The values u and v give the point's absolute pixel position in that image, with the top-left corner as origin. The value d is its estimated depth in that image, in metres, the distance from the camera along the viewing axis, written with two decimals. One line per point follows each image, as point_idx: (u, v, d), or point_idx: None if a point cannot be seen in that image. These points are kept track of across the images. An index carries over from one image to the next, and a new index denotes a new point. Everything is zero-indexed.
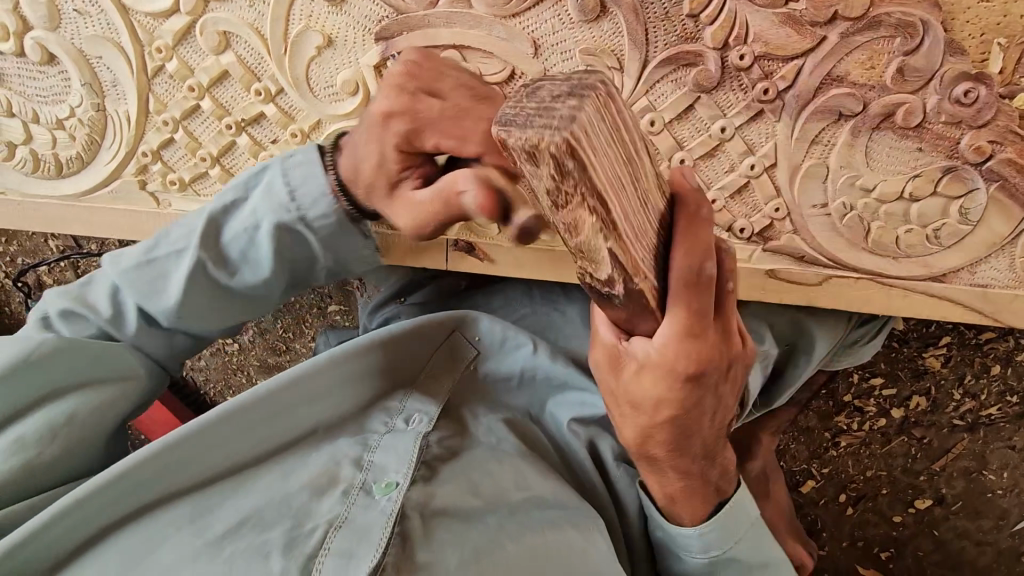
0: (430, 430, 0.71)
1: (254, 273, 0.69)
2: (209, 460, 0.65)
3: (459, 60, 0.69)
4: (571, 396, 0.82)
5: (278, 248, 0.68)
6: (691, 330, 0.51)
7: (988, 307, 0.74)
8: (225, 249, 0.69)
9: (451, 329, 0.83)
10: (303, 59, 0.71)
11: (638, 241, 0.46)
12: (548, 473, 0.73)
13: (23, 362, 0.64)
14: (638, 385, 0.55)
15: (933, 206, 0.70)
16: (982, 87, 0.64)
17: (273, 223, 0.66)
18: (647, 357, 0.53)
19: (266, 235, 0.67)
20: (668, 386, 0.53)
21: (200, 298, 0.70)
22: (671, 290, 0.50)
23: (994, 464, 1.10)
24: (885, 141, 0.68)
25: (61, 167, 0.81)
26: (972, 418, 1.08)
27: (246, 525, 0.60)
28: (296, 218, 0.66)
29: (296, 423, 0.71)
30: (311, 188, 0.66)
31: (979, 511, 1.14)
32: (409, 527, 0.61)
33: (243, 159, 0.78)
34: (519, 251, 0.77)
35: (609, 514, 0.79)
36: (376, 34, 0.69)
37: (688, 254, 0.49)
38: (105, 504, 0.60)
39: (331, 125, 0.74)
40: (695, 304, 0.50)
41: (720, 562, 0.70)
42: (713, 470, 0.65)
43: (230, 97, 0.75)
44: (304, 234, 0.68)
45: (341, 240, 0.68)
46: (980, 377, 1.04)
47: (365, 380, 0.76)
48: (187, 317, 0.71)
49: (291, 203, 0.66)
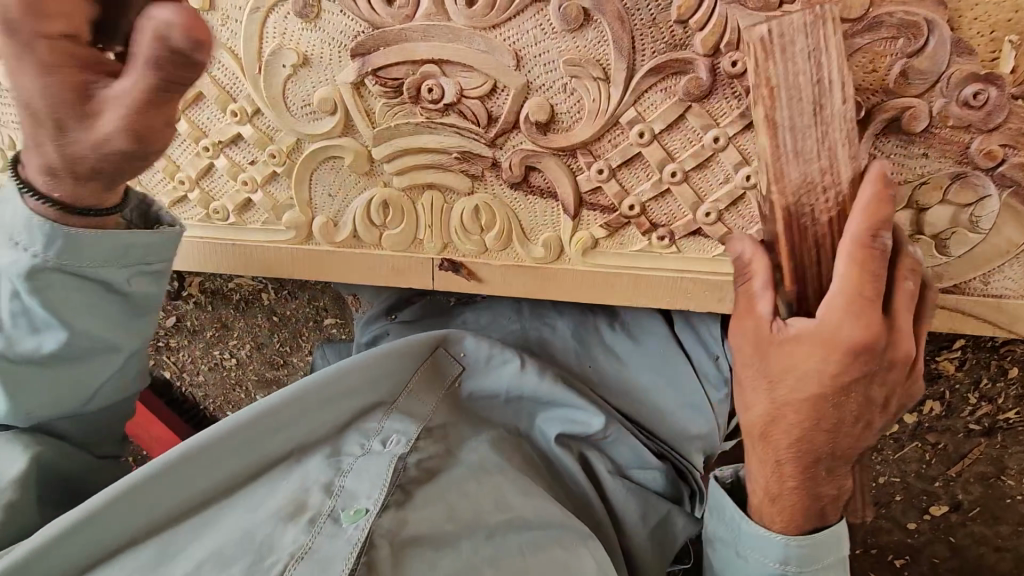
0: (407, 450, 0.69)
1: (50, 333, 0.63)
2: (182, 494, 0.63)
3: (438, 74, 0.66)
4: (558, 412, 0.80)
5: (48, 292, 0.61)
6: (865, 298, 0.49)
7: (1004, 318, 0.70)
8: (10, 328, 0.63)
9: (434, 346, 0.82)
10: (278, 78, 0.69)
11: (791, 162, 0.49)
12: (531, 492, 0.71)
13: None
14: (791, 358, 0.52)
15: (942, 214, 0.67)
16: (993, 88, 0.60)
17: (15, 276, 0.60)
18: (810, 327, 0.51)
19: (24, 291, 0.61)
20: (830, 360, 0.50)
21: (39, 382, 0.65)
22: (843, 252, 0.49)
23: (1013, 469, 1.06)
24: (889, 147, 0.65)
25: None
26: (988, 423, 1.03)
27: (210, 562, 0.58)
28: (30, 258, 0.59)
29: (269, 450, 0.69)
30: (17, 221, 0.58)
31: (998, 516, 1.11)
32: (376, 557, 0.60)
33: (222, 181, 0.76)
34: (506, 268, 0.75)
35: (608, 532, 0.77)
36: (353, 50, 0.66)
37: (874, 214, 0.48)
38: (66, 552, 0.58)
39: (312, 144, 0.72)
40: (872, 270, 0.49)
41: None
42: (826, 486, 0.59)
43: (206, 118, 0.73)
44: (51, 272, 0.61)
45: (105, 245, 0.61)
46: (996, 380, 1.00)
47: (342, 400, 0.74)
48: (35, 404, 0.65)
49: (12, 242, 0.60)
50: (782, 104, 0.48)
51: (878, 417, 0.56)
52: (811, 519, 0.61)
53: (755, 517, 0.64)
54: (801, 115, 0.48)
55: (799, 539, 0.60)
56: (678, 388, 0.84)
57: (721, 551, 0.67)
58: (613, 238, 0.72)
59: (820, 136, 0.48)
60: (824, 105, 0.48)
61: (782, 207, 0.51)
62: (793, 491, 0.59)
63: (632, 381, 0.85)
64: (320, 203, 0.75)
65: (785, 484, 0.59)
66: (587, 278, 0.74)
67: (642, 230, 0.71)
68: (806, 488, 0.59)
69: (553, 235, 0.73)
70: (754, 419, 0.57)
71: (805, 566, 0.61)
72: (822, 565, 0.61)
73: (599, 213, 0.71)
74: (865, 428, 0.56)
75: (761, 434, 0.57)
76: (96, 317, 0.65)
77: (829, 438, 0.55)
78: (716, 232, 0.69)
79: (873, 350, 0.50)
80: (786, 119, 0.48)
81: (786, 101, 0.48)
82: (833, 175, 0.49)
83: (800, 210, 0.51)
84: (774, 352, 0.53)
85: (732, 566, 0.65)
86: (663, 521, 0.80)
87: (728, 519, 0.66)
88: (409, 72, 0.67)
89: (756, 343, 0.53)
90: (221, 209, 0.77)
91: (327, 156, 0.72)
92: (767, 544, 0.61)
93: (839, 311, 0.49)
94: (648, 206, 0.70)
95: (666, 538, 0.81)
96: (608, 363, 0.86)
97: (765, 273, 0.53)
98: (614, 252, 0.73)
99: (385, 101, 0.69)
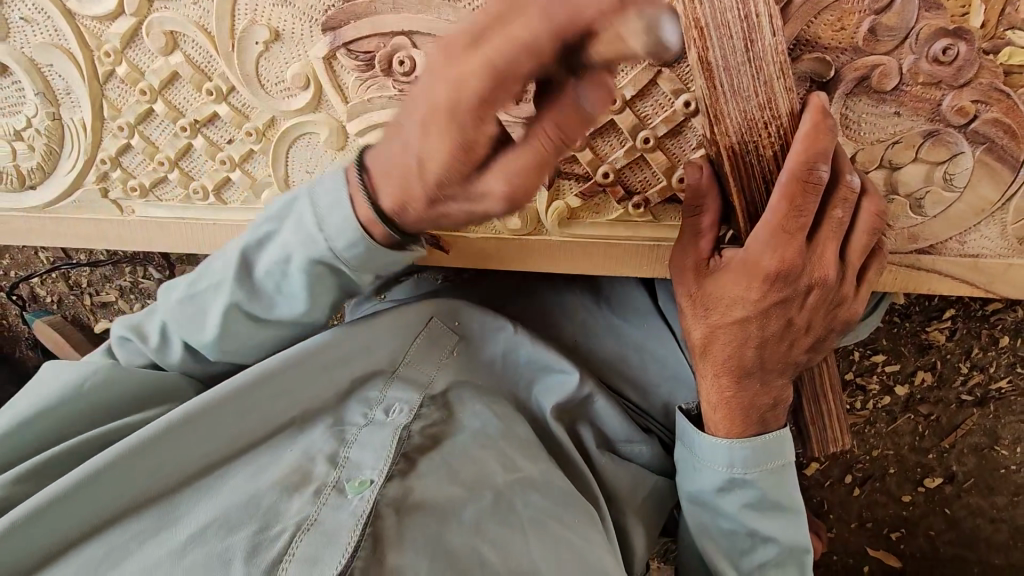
0: (412, 419, 0.69)
1: (292, 308, 0.65)
2: (183, 460, 0.64)
3: (409, 46, 0.66)
4: (551, 381, 0.79)
5: (311, 282, 0.63)
6: (787, 231, 0.55)
7: (980, 278, 0.71)
8: (261, 286, 0.65)
9: (429, 316, 0.77)
10: (252, 56, 0.69)
11: (729, 101, 0.55)
12: (536, 453, 0.72)
13: (70, 395, 0.68)
14: (720, 286, 0.60)
15: (916, 172, 0.66)
16: (962, 43, 0.60)
17: (304, 256, 0.61)
18: (738, 257, 0.58)
19: (298, 269, 0.62)
20: (748, 285, 0.58)
21: (242, 332, 0.67)
22: (778, 183, 0.55)
23: (1007, 439, 1.06)
24: (862, 108, 0.64)
25: (23, 179, 0.79)
26: (980, 392, 1.03)
27: (212, 528, 0.58)
28: (326, 250, 0.60)
29: (268, 418, 0.69)
30: (337, 218, 0.59)
31: (993, 486, 1.10)
32: (382, 527, 0.60)
33: (201, 161, 0.76)
34: (487, 241, 0.76)
35: (597, 497, 0.75)
36: (323, 25, 0.67)
37: (808, 150, 0.53)
38: (71, 514, 0.59)
39: (287, 121, 0.72)
40: (797, 204, 0.54)
41: (739, 485, 0.65)
42: (762, 396, 0.63)
43: (183, 98, 0.73)
44: (334, 267, 0.62)
45: (375, 270, 0.62)
46: (988, 349, 0.99)
47: (341, 368, 0.72)
48: (233, 346, 0.68)
49: (319, 233, 0.60)
50: (711, 42, 0.53)
51: (805, 339, 0.61)
52: (752, 425, 0.65)
53: (704, 430, 0.67)
54: (734, 54, 0.53)
55: (741, 443, 0.64)
56: (661, 359, 0.83)
57: (680, 468, 0.70)
58: (589, 207, 0.73)
59: (754, 72, 0.54)
60: (754, 42, 0.53)
61: (724, 146, 0.56)
62: (732, 401, 0.64)
63: (618, 353, 0.84)
64: (298, 180, 0.75)
65: (725, 395, 0.64)
66: (566, 248, 0.75)
67: (618, 198, 0.71)
68: (744, 398, 0.63)
69: (529, 205, 0.73)
70: (692, 339, 0.64)
71: (749, 468, 0.64)
72: (766, 468, 0.65)
73: (575, 181, 0.71)
74: (794, 349, 0.62)
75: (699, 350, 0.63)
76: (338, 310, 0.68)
77: (757, 352, 0.61)
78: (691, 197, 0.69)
79: (789, 278, 0.57)
80: (714, 58, 0.53)
81: (716, 40, 0.53)
82: (772, 110, 0.55)
83: (734, 145, 0.56)
84: (710, 279, 0.61)
85: (689, 478, 0.69)
86: (652, 493, 0.81)
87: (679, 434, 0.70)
88: (381, 44, 0.67)
89: (696, 270, 0.61)
90: (201, 188, 0.77)
91: (303, 133, 0.73)
92: (713, 450, 0.65)
93: (763, 241, 0.56)
94: (623, 172, 0.70)
95: (653, 504, 0.81)
96: (597, 342, 0.84)
97: (714, 210, 0.61)
98: (591, 221, 0.73)
99: (357, 75, 0.69)
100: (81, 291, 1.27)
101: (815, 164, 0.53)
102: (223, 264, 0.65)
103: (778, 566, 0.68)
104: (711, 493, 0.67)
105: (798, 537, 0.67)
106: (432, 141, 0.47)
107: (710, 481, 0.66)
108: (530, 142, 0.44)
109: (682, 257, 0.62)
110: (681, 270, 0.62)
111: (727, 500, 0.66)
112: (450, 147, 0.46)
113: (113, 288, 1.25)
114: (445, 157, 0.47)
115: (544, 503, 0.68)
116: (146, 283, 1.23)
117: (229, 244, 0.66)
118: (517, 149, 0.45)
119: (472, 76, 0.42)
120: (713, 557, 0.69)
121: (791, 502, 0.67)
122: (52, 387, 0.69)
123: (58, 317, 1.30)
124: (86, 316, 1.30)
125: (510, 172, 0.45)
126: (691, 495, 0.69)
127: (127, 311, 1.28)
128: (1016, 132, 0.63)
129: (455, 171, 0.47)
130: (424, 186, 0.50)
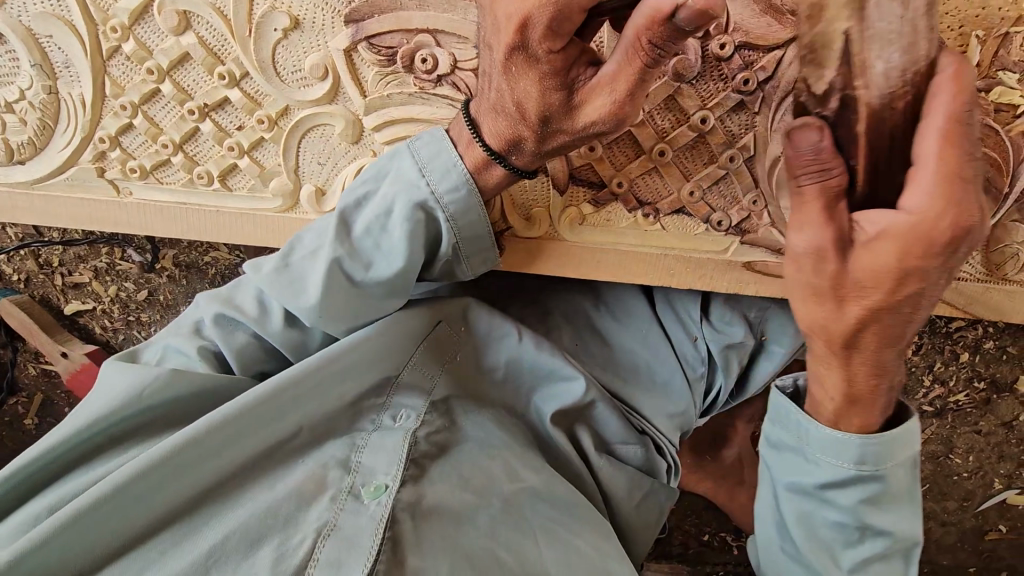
0: (419, 425, 0.67)
1: (389, 262, 0.64)
2: (197, 472, 0.58)
3: (432, 44, 0.66)
4: (554, 388, 0.76)
5: (414, 232, 0.62)
6: (961, 179, 0.46)
7: (956, 297, 0.76)
8: (361, 246, 0.64)
9: (437, 320, 0.75)
10: (269, 42, 0.68)
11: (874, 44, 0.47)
12: (538, 464, 0.70)
13: (127, 402, 0.61)
14: (872, 262, 0.48)
15: None
16: None
17: (407, 203, 0.62)
18: (897, 218, 0.47)
19: (401, 218, 0.62)
20: (915, 254, 0.47)
21: (342, 297, 0.64)
22: (937, 130, 0.46)
23: (960, 448, 1.12)
24: None
25: (12, 153, 0.76)
26: (939, 404, 1.09)
27: (231, 542, 0.54)
28: (429, 195, 0.62)
29: (284, 427, 0.64)
30: (439, 163, 0.62)
31: (945, 492, 1.17)
32: (400, 531, 0.57)
33: (207, 146, 0.74)
34: (511, 246, 0.77)
35: (596, 500, 0.77)
36: (347, 17, 0.66)
37: (959, 94, 0.46)
38: (74, 538, 0.53)
39: (300, 111, 0.71)
40: (960, 147, 0.46)
41: (866, 480, 0.60)
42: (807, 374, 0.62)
43: (192, 80, 0.71)
44: (436, 216, 0.63)
45: (474, 222, 0.64)
46: (949, 364, 1.05)
47: (353, 376, 0.68)
48: (331, 316, 0.65)
49: (421, 179, 0.62)
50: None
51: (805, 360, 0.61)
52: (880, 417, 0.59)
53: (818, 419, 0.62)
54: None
55: (875, 437, 0.58)
56: (657, 366, 0.84)
57: (784, 451, 0.65)
58: (600, 214, 0.75)
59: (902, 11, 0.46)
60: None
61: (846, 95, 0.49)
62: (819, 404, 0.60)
63: (617, 358, 0.84)
64: (308, 171, 0.75)
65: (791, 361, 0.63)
66: (575, 252, 0.77)
67: (630, 207, 0.73)
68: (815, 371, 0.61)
69: (542, 210, 0.75)
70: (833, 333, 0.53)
71: (880, 465, 0.59)
72: (897, 463, 0.59)
73: (586, 188, 0.73)
74: None
75: (843, 344, 0.54)
76: (434, 269, 0.68)
77: None
78: (698, 211, 0.72)
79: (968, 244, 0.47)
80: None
81: None
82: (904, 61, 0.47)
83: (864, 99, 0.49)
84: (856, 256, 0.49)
85: (794, 466, 0.64)
86: (649, 494, 0.82)
87: (780, 414, 0.65)
88: (404, 41, 0.66)
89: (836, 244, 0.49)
90: (205, 174, 0.75)
91: (317, 124, 0.72)
92: (838, 443, 0.60)
93: (925, 206, 0.46)
94: (635, 183, 0.72)
95: (645, 506, 0.82)
96: (595, 343, 0.85)
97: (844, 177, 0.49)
98: (599, 228, 0.75)
99: (378, 70, 0.68)
100: (52, 270, 1.21)
101: (964, 101, 0.46)
102: (323, 232, 0.66)
103: (886, 559, 0.62)
104: (821, 485, 0.62)
105: (913, 533, 0.62)
106: (524, 83, 0.53)
107: (832, 473, 0.61)
108: (627, 56, 0.49)
109: (800, 239, 0.50)
110: (803, 256, 0.50)
111: (841, 492, 0.61)
112: (544, 81, 0.52)
113: (88, 269, 1.20)
114: (543, 90, 0.53)
115: (552, 513, 0.67)
116: (124, 265, 1.19)
117: (326, 215, 0.67)
118: (616, 72, 0.50)
119: (539, 7, 0.47)
120: (814, 556, 0.63)
121: (911, 496, 0.62)
122: (79, 414, 0.62)
123: (26, 297, 1.23)
124: (55, 297, 1.24)
125: (616, 87, 0.51)
126: (793, 484, 0.64)
127: (100, 293, 1.23)
128: (1001, 167, 0.67)
129: (558, 103, 0.54)
130: (528, 126, 0.56)
